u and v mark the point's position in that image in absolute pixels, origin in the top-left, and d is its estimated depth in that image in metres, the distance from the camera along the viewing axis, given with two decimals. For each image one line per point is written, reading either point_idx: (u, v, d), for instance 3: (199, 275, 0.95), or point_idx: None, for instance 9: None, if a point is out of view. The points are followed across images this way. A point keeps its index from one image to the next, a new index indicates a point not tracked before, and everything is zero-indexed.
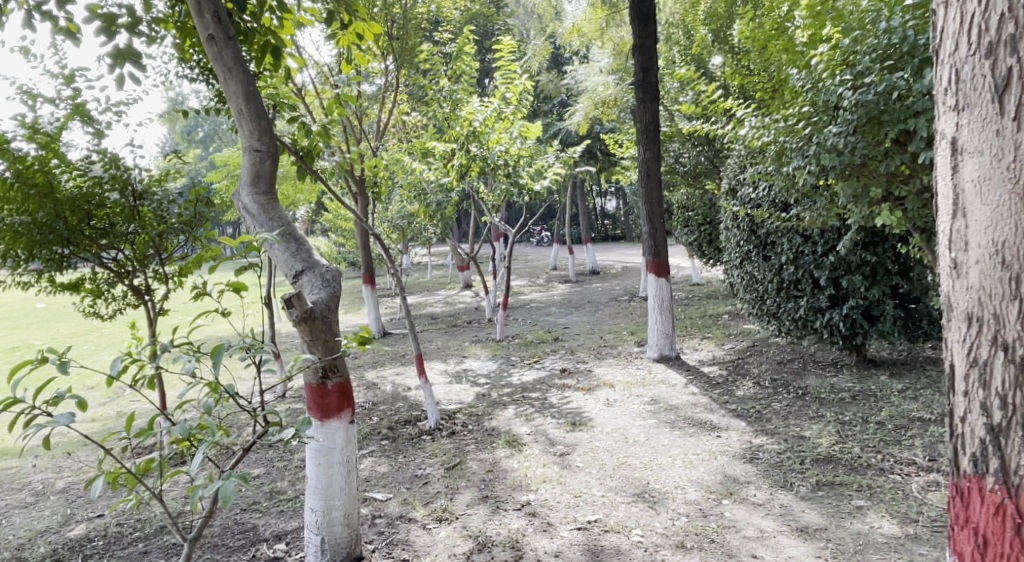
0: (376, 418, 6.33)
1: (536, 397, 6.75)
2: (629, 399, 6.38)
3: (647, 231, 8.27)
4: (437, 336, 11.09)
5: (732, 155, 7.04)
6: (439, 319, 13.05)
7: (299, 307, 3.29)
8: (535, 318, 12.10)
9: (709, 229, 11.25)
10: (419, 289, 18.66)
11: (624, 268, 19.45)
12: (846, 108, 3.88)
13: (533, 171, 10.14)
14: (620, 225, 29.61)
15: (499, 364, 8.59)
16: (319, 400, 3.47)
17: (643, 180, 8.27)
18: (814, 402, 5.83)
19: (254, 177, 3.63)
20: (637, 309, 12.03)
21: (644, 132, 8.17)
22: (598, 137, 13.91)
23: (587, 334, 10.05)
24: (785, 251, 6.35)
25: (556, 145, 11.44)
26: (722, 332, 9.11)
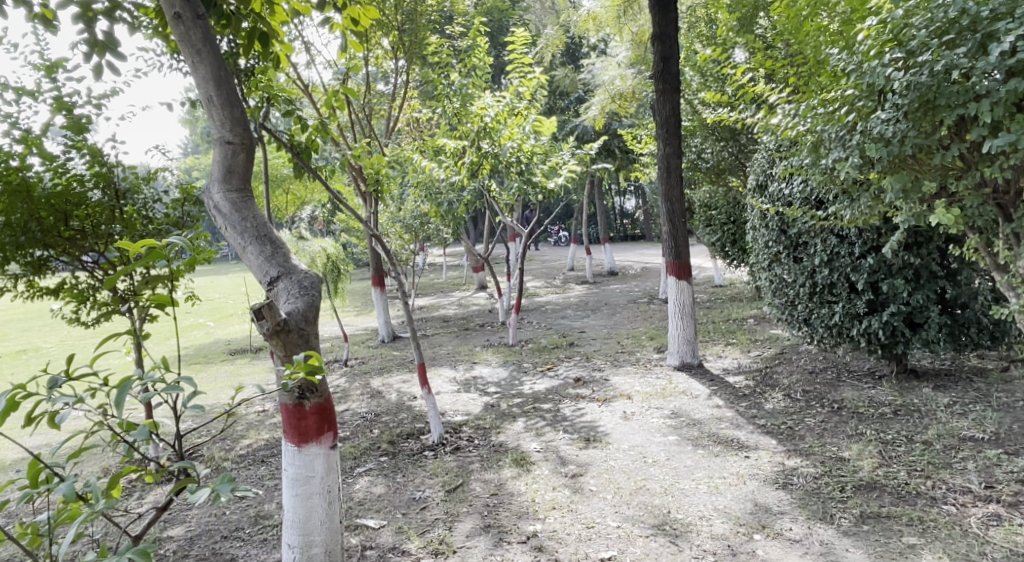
0: (378, 431, 5.93)
1: (548, 408, 6.32)
2: (648, 412, 5.94)
3: (668, 231, 7.81)
4: (448, 340, 10.71)
5: (760, 149, 6.57)
6: (452, 322, 12.67)
7: (271, 319, 2.91)
8: (550, 321, 11.66)
9: (732, 228, 10.77)
10: (432, 290, 18.29)
11: (643, 268, 18.97)
12: (895, 92, 3.40)
13: (548, 168, 9.72)
14: (639, 224, 29.11)
15: (511, 371, 8.18)
16: (295, 424, 3.06)
17: (663, 177, 7.79)
18: (852, 418, 5.35)
19: (225, 172, 3.23)
20: (656, 313, 11.57)
21: (664, 126, 7.71)
22: (616, 134, 13.46)
23: (604, 339, 9.61)
24: (818, 253, 5.86)
25: (572, 142, 11.01)
26: (747, 338, 8.62)
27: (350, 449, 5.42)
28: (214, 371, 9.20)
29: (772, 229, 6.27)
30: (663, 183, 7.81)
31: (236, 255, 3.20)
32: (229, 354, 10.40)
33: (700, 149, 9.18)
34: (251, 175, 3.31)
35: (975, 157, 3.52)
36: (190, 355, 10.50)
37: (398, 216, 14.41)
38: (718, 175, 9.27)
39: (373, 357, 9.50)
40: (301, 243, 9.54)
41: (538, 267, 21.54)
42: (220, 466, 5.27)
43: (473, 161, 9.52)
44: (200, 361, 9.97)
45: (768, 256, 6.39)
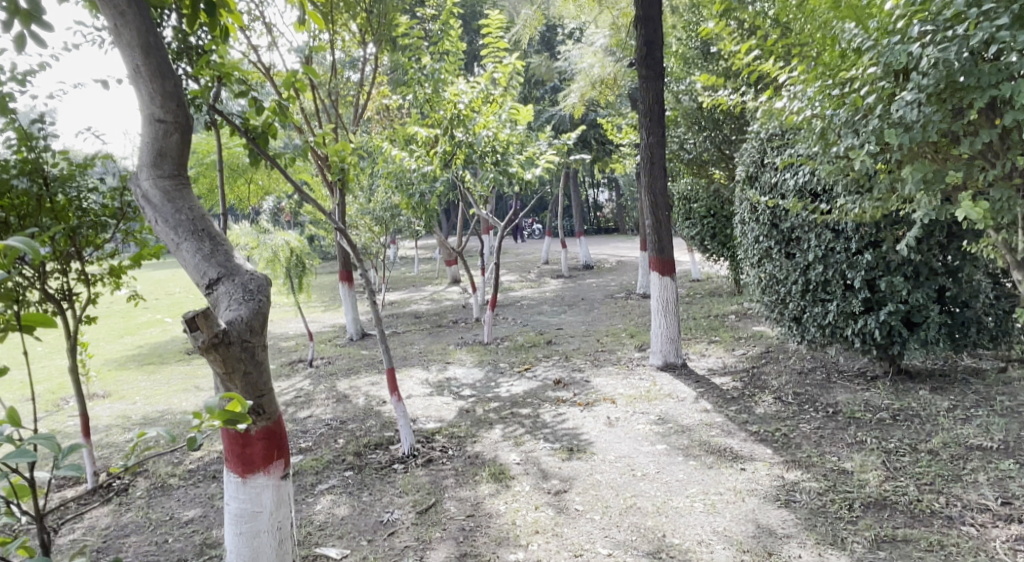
0: (343, 440, 5.49)
1: (526, 414, 5.93)
2: (633, 418, 5.58)
3: (650, 225, 7.44)
4: (420, 337, 10.27)
5: (750, 138, 6.23)
6: (424, 318, 12.22)
7: (207, 330, 2.45)
8: (526, 318, 11.27)
9: (713, 222, 10.47)
10: (403, 285, 17.77)
11: (618, 262, 18.68)
12: (920, 70, 3.04)
13: (525, 158, 9.30)
14: (613, 217, 28.83)
15: (486, 372, 7.76)
16: (239, 452, 2.64)
17: (647, 168, 7.42)
18: (849, 423, 5.03)
19: (156, 156, 2.77)
20: (635, 308, 11.23)
21: (647, 114, 7.34)
22: (593, 125, 13.08)
23: (583, 337, 9.24)
24: (812, 248, 5.53)
25: (549, 131, 10.60)
26: (731, 336, 8.31)
27: (312, 462, 4.98)
28: (169, 372, 8.65)
29: (763, 224, 5.94)
30: (645, 174, 7.44)
31: (170, 253, 2.75)
32: (187, 354, 9.83)
33: (683, 140, 8.84)
34: (188, 159, 2.86)
35: (1002, 145, 3.21)
36: (145, 355, 9.91)
37: (367, 208, 13.88)
38: (701, 166, 8.94)
39: (341, 356, 9.02)
40: (262, 236, 9.01)
41: (512, 261, 21.12)
42: (167, 482, 4.79)
43: (444, 150, 9.03)
44: (155, 361, 9.40)
45: (759, 251, 6.05)
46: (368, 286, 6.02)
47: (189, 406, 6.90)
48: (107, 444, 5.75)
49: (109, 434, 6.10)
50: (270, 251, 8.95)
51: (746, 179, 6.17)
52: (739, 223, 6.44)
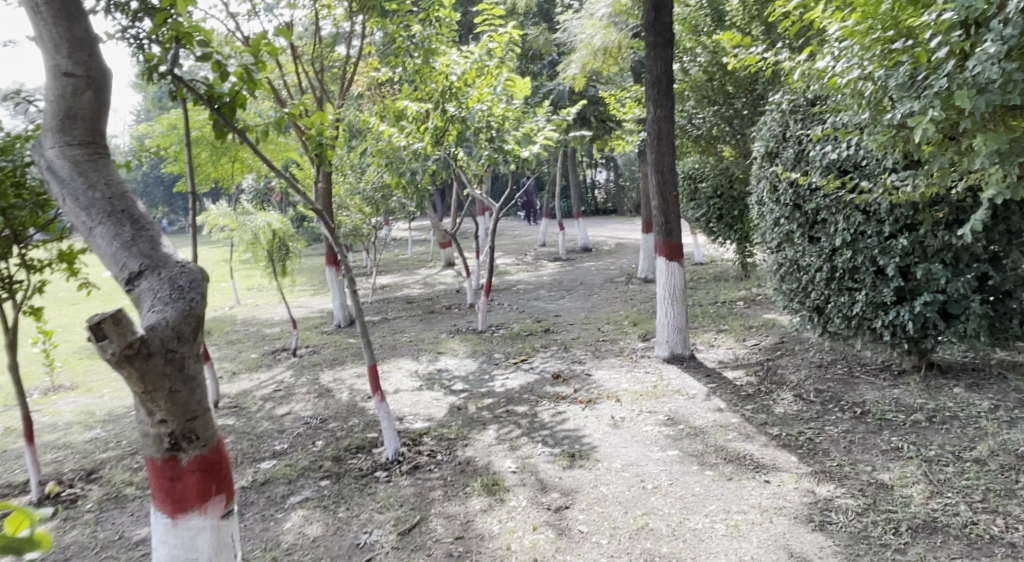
0: (321, 442, 4.98)
1: (523, 413, 5.44)
2: (641, 419, 5.08)
3: (657, 206, 6.91)
4: (411, 324, 9.75)
5: (770, 110, 5.70)
6: (416, 303, 11.71)
7: (119, 338, 1.95)
8: (522, 303, 10.75)
9: (719, 203, 10.00)
10: (396, 267, 17.21)
11: (618, 245, 18.16)
12: (1004, 17, 2.53)
13: (522, 134, 8.70)
14: (611, 198, 28.19)
15: (480, 363, 7.25)
16: (168, 488, 2.16)
17: (654, 143, 6.87)
18: (881, 427, 4.53)
19: (64, 119, 2.26)
20: (637, 294, 10.71)
21: (655, 84, 6.80)
22: (593, 101, 12.50)
23: (583, 325, 8.74)
24: (839, 232, 5.02)
25: (547, 107, 10.03)
26: (741, 324, 7.80)
27: (284, 469, 4.46)
28: None
29: (783, 204, 5.41)
30: (652, 150, 6.90)
31: (82, 241, 2.24)
32: None
33: (691, 115, 8.32)
34: (106, 123, 2.34)
35: None
36: None
37: (357, 189, 13.28)
38: (710, 142, 8.41)
39: (326, 345, 8.50)
40: (241, 217, 8.46)
41: (507, 243, 20.56)
42: (122, 492, 4.28)
43: (436, 125, 8.61)
44: None
45: (778, 235, 5.53)
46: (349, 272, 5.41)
47: None
48: (62, 445, 5.23)
49: (67, 433, 5.58)
50: (250, 233, 8.40)
51: (765, 155, 5.62)
52: (756, 204, 5.92)
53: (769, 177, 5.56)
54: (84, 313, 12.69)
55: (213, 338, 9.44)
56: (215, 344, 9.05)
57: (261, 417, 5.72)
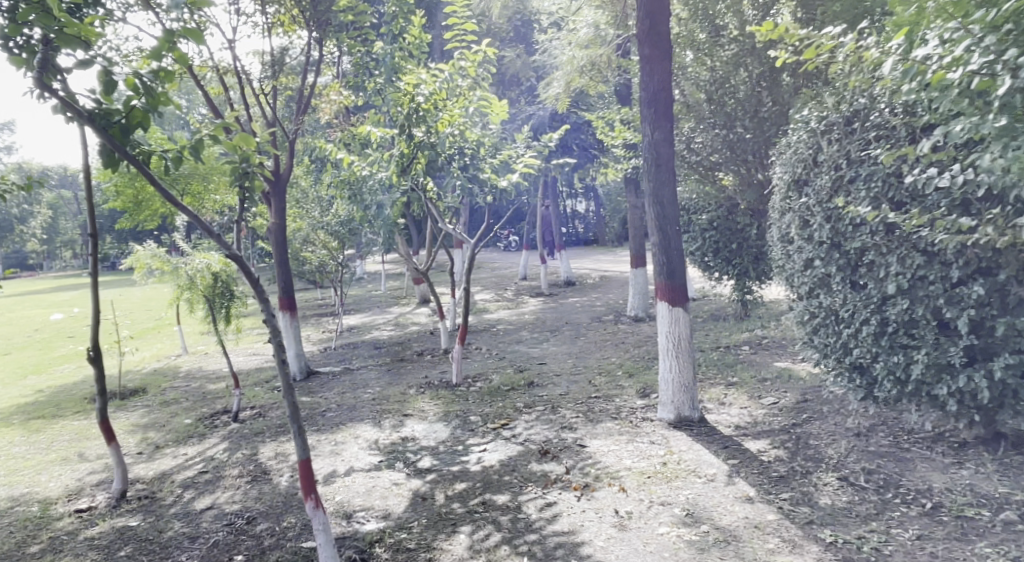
0: (242, 558, 3.86)
1: (504, 505, 4.36)
2: (652, 515, 4.02)
3: (657, 243, 5.90)
4: (377, 375, 8.66)
5: (796, 131, 4.76)
6: (384, 348, 10.62)
7: None
8: (502, 349, 9.67)
9: (716, 235, 9.18)
10: (366, 305, 16.06)
11: (602, 277, 17.29)
12: None
13: (498, 162, 7.61)
14: (592, 227, 27.44)
15: (452, 430, 6.15)
16: None
17: (651, 170, 5.90)
18: (964, 531, 3.52)
19: None
20: (629, 336, 9.70)
21: (652, 103, 5.85)
22: (575, 128, 11.61)
23: (571, 376, 7.73)
24: (891, 276, 4.03)
25: (527, 131, 9.11)
26: (753, 376, 6.79)
27: None
28: (56, 432, 6.95)
29: (818, 242, 4.44)
30: (648, 178, 5.93)
31: None
32: (93, 403, 8.11)
33: (689, 137, 7.52)
34: None
35: None
36: (39, 406, 8.21)
37: (320, 223, 12.17)
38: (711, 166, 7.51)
39: (276, 407, 7.35)
40: (174, 259, 7.36)
41: (485, 277, 19.53)
42: None
43: (401, 151, 7.55)
44: (47, 415, 7.70)
45: (810, 279, 4.54)
46: (278, 351, 3.69)
47: (53, 492, 5.22)
48: None
49: None
50: (185, 276, 7.37)
51: (793, 184, 4.66)
52: (778, 242, 4.94)
53: (800, 209, 4.58)
54: (13, 366, 11.42)
55: (148, 396, 8.25)
56: (149, 405, 7.87)
57: (175, 517, 4.58)
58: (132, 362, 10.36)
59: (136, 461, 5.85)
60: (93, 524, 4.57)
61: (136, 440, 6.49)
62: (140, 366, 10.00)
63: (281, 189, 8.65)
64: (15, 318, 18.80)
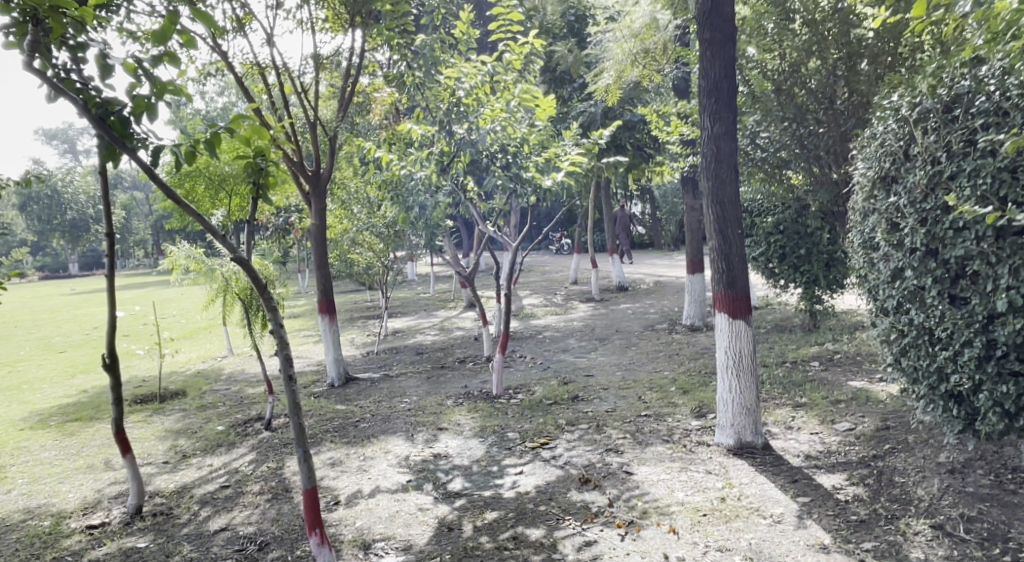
0: None
1: (538, 541, 3.88)
2: None
3: (716, 248, 5.33)
4: (417, 383, 8.29)
5: (881, 121, 4.15)
6: (428, 354, 10.26)
7: None
8: (548, 358, 9.18)
9: (781, 241, 8.57)
10: (414, 308, 15.78)
11: (656, 282, 16.63)
12: None
13: (543, 160, 7.14)
14: (647, 231, 26.80)
15: (488, 448, 5.70)
16: None
17: (710, 167, 5.33)
18: None
19: None
20: (684, 347, 9.09)
21: (712, 92, 5.29)
22: (629, 127, 11.06)
23: (620, 390, 7.19)
24: (1002, 291, 3.40)
25: (576, 128, 8.63)
26: (823, 398, 6.15)
27: None
28: (88, 436, 6.77)
29: (909, 249, 3.82)
30: (706, 175, 5.36)
31: None
32: (130, 405, 7.95)
33: (755, 132, 6.93)
34: None
35: None
36: (78, 407, 8.10)
37: (366, 223, 11.91)
38: (776, 165, 6.88)
39: (310, 416, 7.04)
40: (209, 260, 7.13)
41: (537, 280, 19.07)
42: None
43: (440, 150, 7.24)
44: (84, 417, 7.57)
45: (900, 292, 3.93)
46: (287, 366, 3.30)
47: (69, 504, 4.96)
48: None
49: None
50: (221, 277, 7.08)
51: (878, 180, 4.04)
52: (857, 248, 4.31)
53: (887, 210, 3.96)
54: (64, 364, 11.48)
55: (185, 400, 8.06)
56: (184, 409, 7.66)
57: (186, 538, 4.25)
58: (176, 363, 10.25)
59: (159, 471, 5.58)
60: (101, 544, 4.26)
61: (164, 447, 6.24)
62: (185, 367, 9.89)
63: (322, 189, 8.36)
64: (76, 315, 19.19)
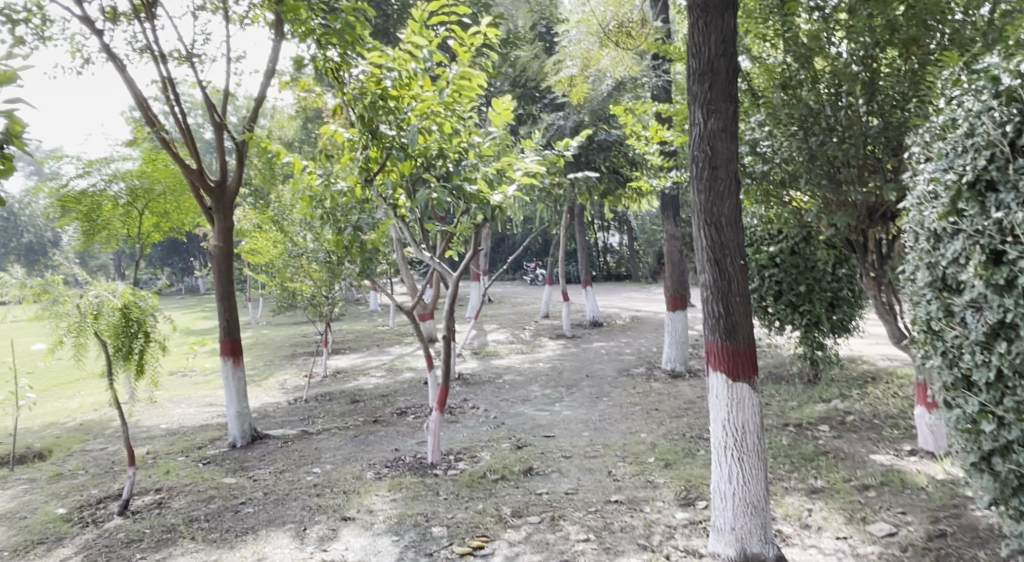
0: None
1: None
2: None
3: (711, 283, 3.90)
4: (339, 443, 6.76)
5: (965, 108, 2.95)
6: (365, 402, 8.73)
7: None
8: (503, 411, 7.67)
9: (778, 275, 7.32)
10: (365, 343, 14.22)
11: (634, 317, 15.30)
12: None
13: (492, 169, 5.74)
14: (625, 262, 25.72)
15: (401, 553, 4.17)
16: None
17: (700, 175, 3.94)
18: None
19: None
20: (665, 400, 7.66)
21: (705, 75, 3.93)
22: (603, 148, 9.88)
23: (584, 459, 5.73)
24: None
25: (538, 138, 7.31)
26: (846, 481, 4.73)
27: None
28: None
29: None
30: (696, 187, 3.97)
31: None
32: None
33: (755, 139, 5.50)
34: None
35: None
36: None
37: (305, 249, 10.43)
38: (783, 183, 5.49)
39: (184, 493, 5.46)
40: (62, 287, 5.59)
41: (506, 313, 17.67)
42: None
43: (367, 155, 5.81)
44: None
45: (1005, 361, 2.71)
46: None
47: None
48: None
49: None
50: (73, 313, 5.56)
51: (965, 189, 2.84)
52: (926, 290, 3.10)
53: (981, 233, 2.76)
54: None
55: (42, 465, 6.45)
56: (32, 479, 6.03)
57: None
58: (56, 414, 8.59)
59: None
60: None
61: None
62: (68, 419, 8.26)
63: (227, 205, 6.90)
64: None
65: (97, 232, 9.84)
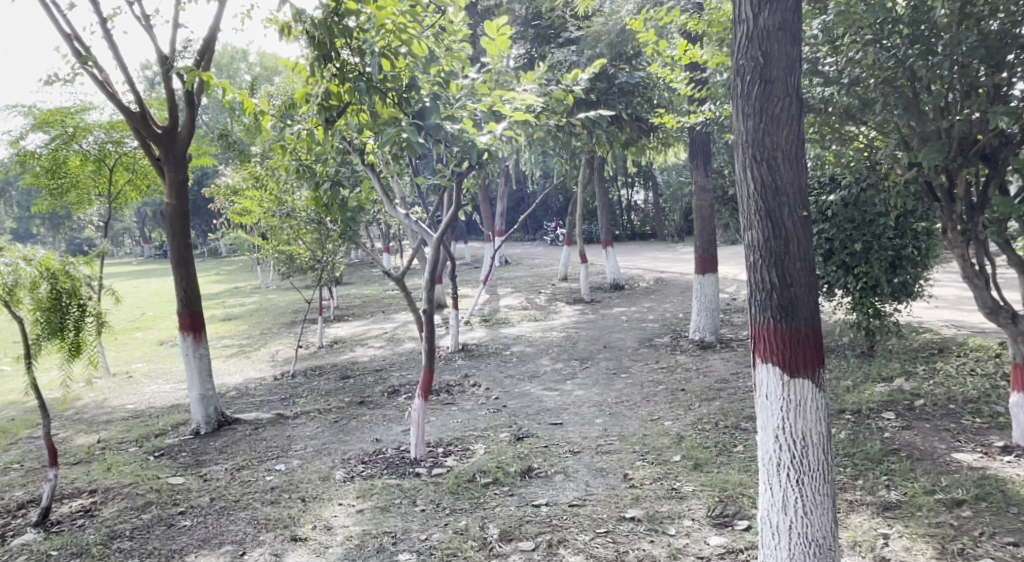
0: None
1: None
2: None
3: (760, 242, 2.81)
4: (315, 431, 5.86)
5: None
6: (357, 378, 7.82)
7: None
8: (506, 390, 6.70)
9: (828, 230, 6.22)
10: (371, 309, 13.34)
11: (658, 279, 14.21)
12: None
13: (480, 105, 4.68)
14: (650, 220, 24.55)
15: None
16: None
17: (748, 91, 2.84)
18: None
19: None
20: (693, 377, 6.64)
21: None
22: (624, 92, 8.47)
23: (595, 456, 4.75)
24: None
25: (544, 72, 6.17)
26: (930, 495, 3.68)
27: None
28: None
29: None
30: (742, 109, 2.87)
31: None
32: None
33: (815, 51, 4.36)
34: None
35: None
36: None
37: (295, 206, 9.48)
38: (848, 113, 4.42)
39: (119, 498, 4.59)
40: None
41: (523, 276, 16.67)
42: None
43: (327, 90, 4.75)
44: None
45: None
46: None
47: None
48: None
49: None
50: None
51: None
52: None
53: None
54: None
55: None
56: None
57: None
58: (16, 393, 7.84)
59: None
60: None
61: None
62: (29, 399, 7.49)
63: (180, 157, 5.93)
64: None
65: (65, 192, 8.98)
